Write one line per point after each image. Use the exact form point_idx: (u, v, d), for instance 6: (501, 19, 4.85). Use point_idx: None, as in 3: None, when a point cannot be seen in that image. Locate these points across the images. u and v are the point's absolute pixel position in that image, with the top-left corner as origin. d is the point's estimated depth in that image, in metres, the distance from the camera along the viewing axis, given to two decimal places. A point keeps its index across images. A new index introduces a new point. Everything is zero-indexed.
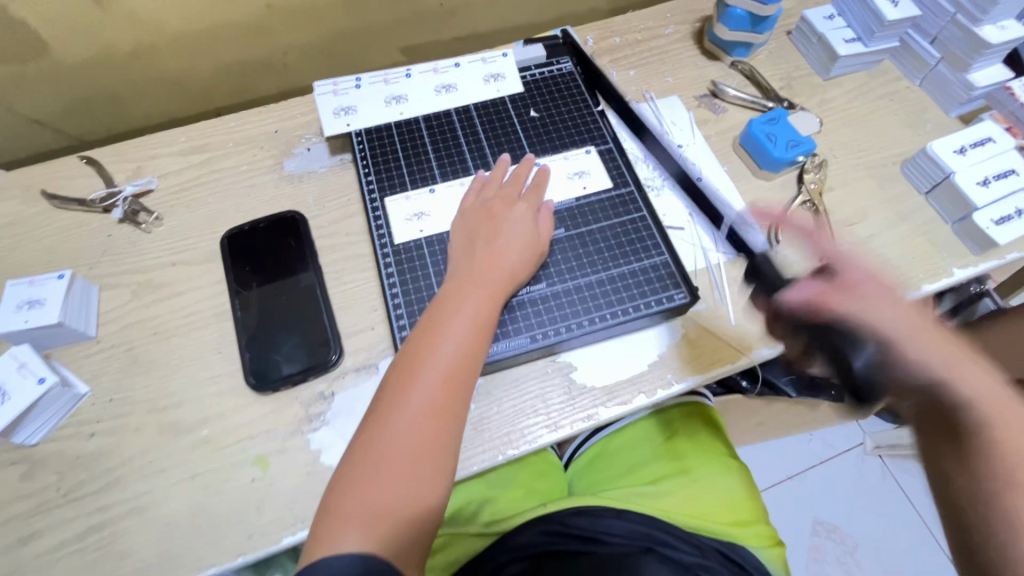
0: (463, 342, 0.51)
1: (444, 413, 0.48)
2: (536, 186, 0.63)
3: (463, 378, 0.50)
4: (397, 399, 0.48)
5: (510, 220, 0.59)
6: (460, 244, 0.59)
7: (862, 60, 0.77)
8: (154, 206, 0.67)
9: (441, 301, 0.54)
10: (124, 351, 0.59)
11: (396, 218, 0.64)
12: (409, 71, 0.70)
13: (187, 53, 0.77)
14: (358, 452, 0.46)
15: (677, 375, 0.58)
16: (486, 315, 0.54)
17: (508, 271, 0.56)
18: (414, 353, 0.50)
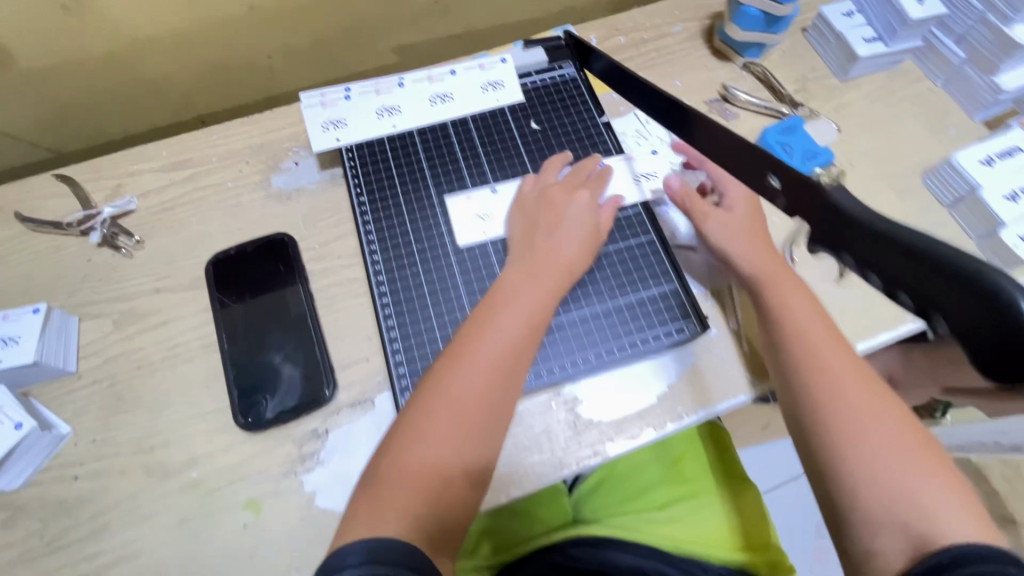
0: (518, 334, 0.51)
1: (492, 403, 0.48)
2: (600, 178, 0.62)
3: (516, 369, 0.50)
4: (454, 381, 0.48)
5: (571, 207, 0.58)
6: (520, 231, 0.58)
7: (883, 61, 0.73)
8: (135, 228, 0.64)
9: (502, 289, 0.54)
10: (107, 387, 0.56)
11: (460, 218, 0.62)
12: (401, 80, 0.65)
13: (166, 58, 0.72)
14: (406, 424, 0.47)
15: (686, 408, 0.56)
16: (545, 310, 0.53)
17: (567, 264, 0.55)
18: (472, 335, 0.51)
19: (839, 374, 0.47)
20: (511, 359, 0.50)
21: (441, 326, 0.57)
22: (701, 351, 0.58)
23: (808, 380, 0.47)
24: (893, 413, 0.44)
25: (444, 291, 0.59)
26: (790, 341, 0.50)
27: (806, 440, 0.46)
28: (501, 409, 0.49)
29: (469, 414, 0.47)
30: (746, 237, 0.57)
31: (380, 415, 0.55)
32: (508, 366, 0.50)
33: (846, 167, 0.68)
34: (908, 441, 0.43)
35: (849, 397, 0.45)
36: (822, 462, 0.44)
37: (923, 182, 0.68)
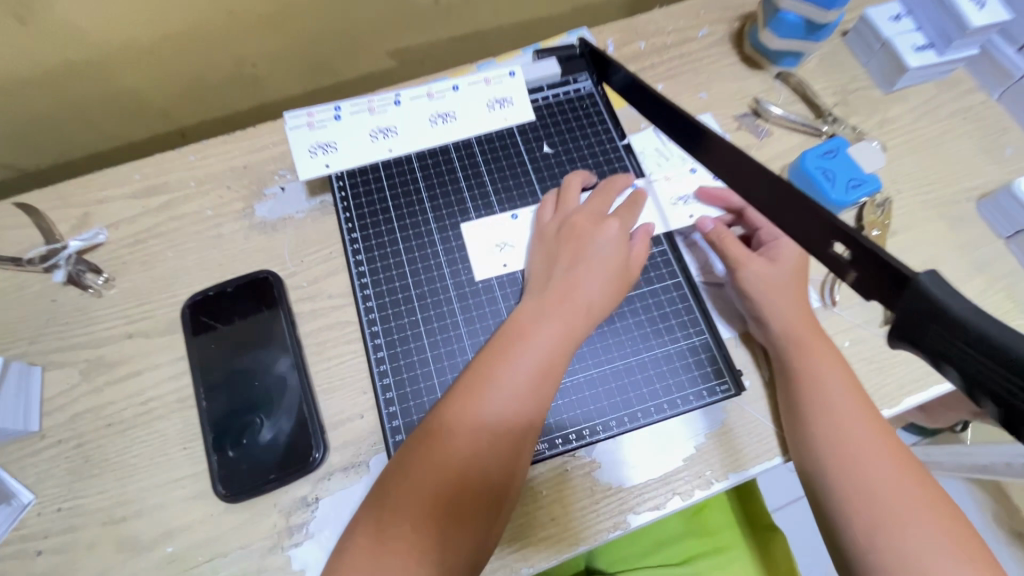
0: (529, 391, 0.44)
1: (493, 470, 0.42)
2: (629, 205, 0.54)
3: (523, 431, 0.44)
4: (452, 442, 0.42)
5: (595, 239, 0.50)
6: (537, 265, 0.52)
7: (933, 71, 0.65)
8: (104, 264, 0.58)
9: (511, 333, 0.47)
10: (73, 448, 0.51)
11: (478, 250, 0.55)
12: (398, 97, 0.58)
13: (136, 69, 0.65)
14: (395, 486, 0.42)
15: (717, 473, 0.50)
16: (561, 362, 0.46)
17: (587, 306, 0.48)
18: (476, 386, 0.44)
19: (859, 442, 0.46)
20: (518, 421, 0.43)
21: (443, 385, 0.51)
22: (734, 409, 0.52)
23: (828, 450, 0.46)
24: (904, 469, 0.44)
25: (446, 345, 0.52)
26: (811, 406, 0.48)
27: (826, 512, 0.45)
28: (500, 480, 0.42)
29: (466, 482, 0.41)
30: (784, 292, 0.52)
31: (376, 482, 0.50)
32: (515, 430, 0.43)
33: (892, 193, 0.62)
34: (932, 513, 0.42)
35: (863, 458, 0.45)
36: (831, 518, 0.45)
37: (977, 210, 0.61)
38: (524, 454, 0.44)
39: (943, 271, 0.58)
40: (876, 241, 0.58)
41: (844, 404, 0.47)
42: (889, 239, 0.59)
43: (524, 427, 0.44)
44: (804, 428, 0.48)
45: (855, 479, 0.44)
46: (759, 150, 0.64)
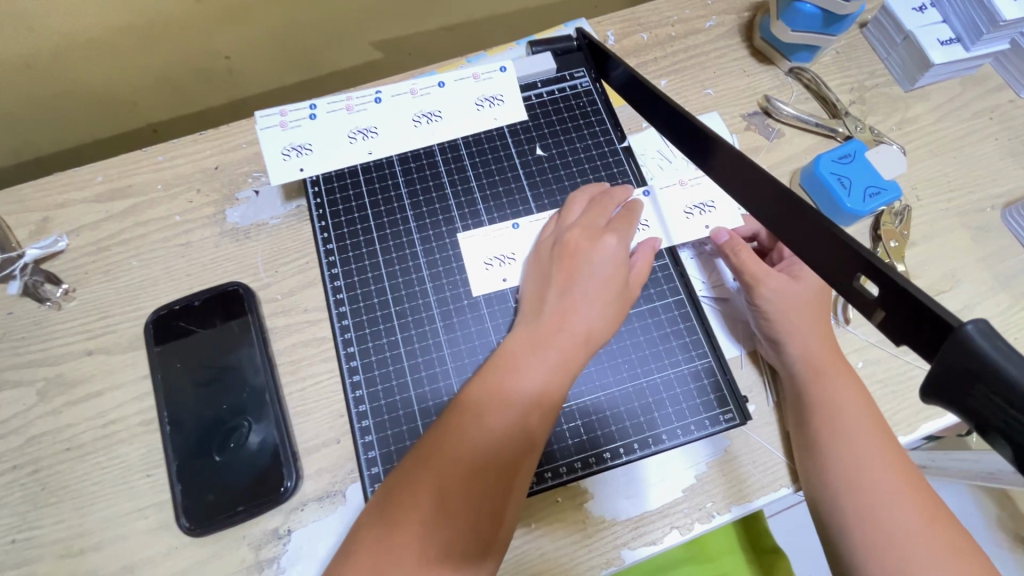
0: (518, 428, 0.41)
1: (483, 514, 0.38)
2: (627, 216, 0.50)
3: (513, 470, 0.40)
4: (436, 484, 0.38)
5: (591, 258, 0.46)
6: (530, 287, 0.48)
7: (958, 67, 0.60)
8: (64, 274, 0.54)
9: (501, 365, 0.43)
10: (30, 475, 0.47)
11: (472, 263, 0.51)
12: (379, 94, 0.54)
13: (100, 61, 0.60)
14: (371, 535, 0.37)
15: (718, 505, 0.46)
16: (556, 393, 0.42)
17: (584, 333, 0.44)
18: (462, 421, 0.40)
19: (875, 480, 0.42)
20: (508, 459, 0.40)
21: (424, 412, 0.47)
22: (738, 437, 0.48)
23: (843, 489, 0.43)
24: (920, 504, 0.42)
25: (428, 368, 0.49)
26: (827, 441, 0.44)
27: (841, 557, 0.42)
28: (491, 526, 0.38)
29: (453, 529, 0.37)
30: (799, 315, 0.48)
31: (352, 513, 0.46)
32: (505, 469, 0.39)
33: (911, 200, 0.57)
34: (956, 559, 0.39)
35: (877, 492, 0.42)
36: (844, 557, 0.42)
37: (1002, 218, 0.57)
38: (515, 496, 0.40)
39: (965, 285, 0.54)
40: (894, 253, 0.54)
41: (859, 439, 0.44)
42: (907, 250, 0.55)
43: (515, 465, 0.40)
44: (817, 465, 0.44)
45: (872, 523, 0.41)
46: (768, 152, 0.59)
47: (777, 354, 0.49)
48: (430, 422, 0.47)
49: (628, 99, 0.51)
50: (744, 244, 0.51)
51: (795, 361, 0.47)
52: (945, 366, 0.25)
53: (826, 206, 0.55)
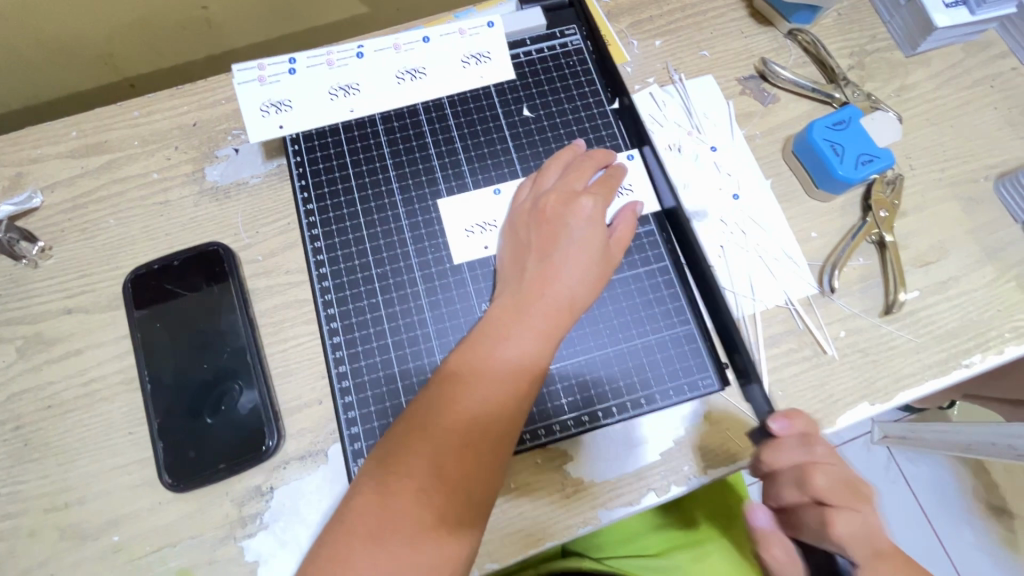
0: (497, 395, 0.41)
1: (475, 481, 0.39)
2: (607, 181, 0.49)
3: (502, 436, 0.40)
4: (422, 452, 0.39)
5: (570, 223, 0.46)
6: (508, 254, 0.47)
7: (961, 32, 0.58)
8: (40, 232, 0.53)
9: (480, 335, 0.43)
10: (12, 431, 0.47)
11: (454, 228, 0.50)
12: (360, 48, 0.52)
13: (71, 9, 0.58)
14: (362, 505, 0.38)
15: (696, 469, 0.47)
16: (538, 357, 0.42)
17: (565, 298, 0.44)
18: (447, 393, 0.41)
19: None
20: (491, 424, 0.40)
21: (405, 374, 0.47)
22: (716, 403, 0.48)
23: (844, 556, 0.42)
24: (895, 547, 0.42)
25: (409, 331, 0.48)
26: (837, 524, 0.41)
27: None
28: (484, 490, 0.39)
29: (447, 497, 0.38)
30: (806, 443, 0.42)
31: (334, 472, 0.47)
32: (488, 435, 0.40)
33: (904, 169, 0.56)
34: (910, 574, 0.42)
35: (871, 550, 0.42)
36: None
37: (995, 189, 0.56)
38: (498, 459, 0.40)
39: (953, 256, 0.54)
40: (884, 222, 0.53)
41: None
42: (897, 220, 0.54)
43: (498, 430, 0.40)
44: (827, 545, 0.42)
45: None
46: (762, 118, 0.58)
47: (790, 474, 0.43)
48: (410, 382, 0.47)
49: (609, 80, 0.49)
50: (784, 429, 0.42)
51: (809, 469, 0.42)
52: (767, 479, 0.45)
53: (817, 174, 0.54)
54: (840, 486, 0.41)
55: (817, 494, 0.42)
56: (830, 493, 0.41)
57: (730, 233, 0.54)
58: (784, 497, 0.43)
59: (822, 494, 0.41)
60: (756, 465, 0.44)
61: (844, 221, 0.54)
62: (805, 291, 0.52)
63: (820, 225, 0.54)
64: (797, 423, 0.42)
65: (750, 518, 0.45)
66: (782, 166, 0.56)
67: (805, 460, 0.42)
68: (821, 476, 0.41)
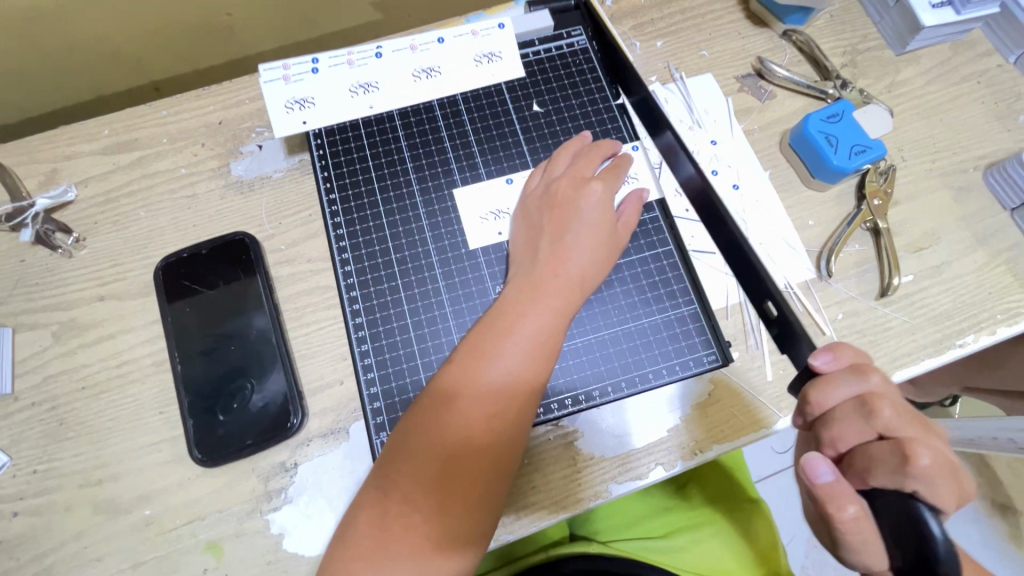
0: (515, 368, 0.43)
1: (496, 451, 0.41)
2: (614, 168, 0.51)
3: (518, 409, 0.42)
4: (445, 422, 0.41)
5: (580, 207, 0.48)
6: (521, 239, 0.50)
7: (949, 30, 0.62)
8: (74, 224, 0.55)
9: (497, 313, 0.46)
10: (48, 411, 0.50)
11: (469, 215, 0.53)
12: (379, 49, 0.55)
13: (104, 16, 0.61)
14: (389, 474, 0.41)
15: (699, 445, 0.49)
16: (551, 334, 0.45)
17: (576, 278, 0.46)
18: (466, 369, 0.43)
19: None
20: (510, 395, 0.42)
21: (423, 353, 0.50)
22: (721, 381, 0.50)
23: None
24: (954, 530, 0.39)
25: (427, 312, 0.51)
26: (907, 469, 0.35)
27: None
28: (506, 459, 0.42)
29: (470, 466, 0.41)
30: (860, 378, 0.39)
31: (355, 448, 0.49)
32: (506, 405, 0.42)
33: (896, 160, 0.59)
34: None
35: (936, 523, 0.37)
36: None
37: (984, 179, 0.58)
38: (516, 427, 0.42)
39: (945, 242, 0.56)
40: (878, 209, 0.56)
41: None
42: (890, 208, 0.57)
43: (515, 401, 0.43)
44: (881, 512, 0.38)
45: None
46: (760, 113, 0.61)
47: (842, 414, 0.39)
48: (428, 361, 0.49)
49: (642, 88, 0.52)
50: (841, 363, 0.40)
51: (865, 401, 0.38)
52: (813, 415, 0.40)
53: (812, 164, 0.57)
54: (907, 419, 0.38)
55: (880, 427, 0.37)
56: (893, 425, 0.37)
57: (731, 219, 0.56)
58: (847, 436, 0.38)
59: (889, 428, 0.37)
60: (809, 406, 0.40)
61: (839, 210, 0.57)
62: (803, 276, 0.55)
63: (816, 213, 0.57)
64: (846, 356, 0.40)
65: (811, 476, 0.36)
66: (779, 158, 0.59)
67: (862, 392, 0.38)
68: (884, 406, 0.38)
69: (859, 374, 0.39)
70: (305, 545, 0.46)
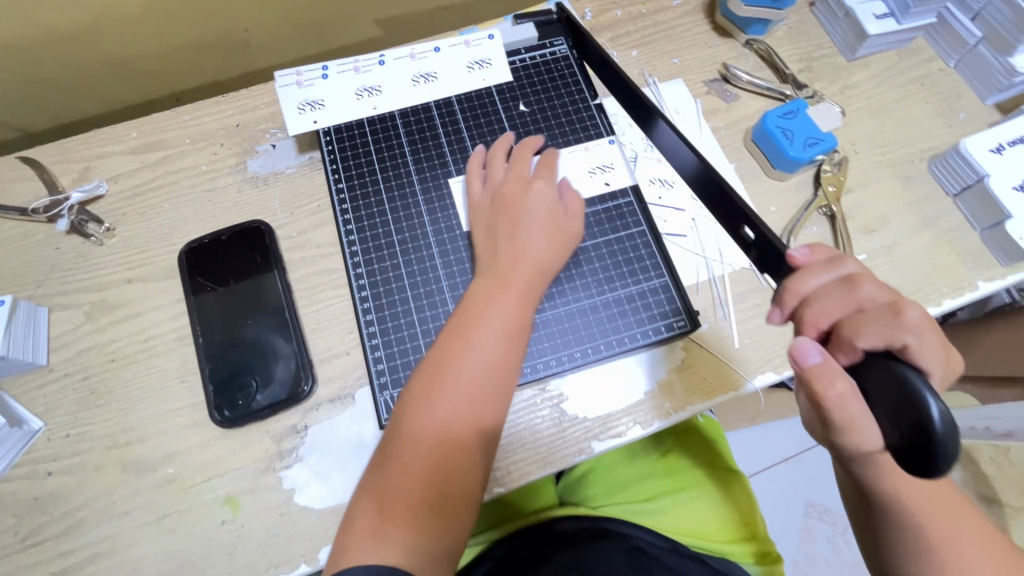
0: (480, 344, 0.48)
1: (468, 420, 0.46)
2: (549, 162, 0.58)
3: (490, 383, 0.47)
4: (419, 400, 0.46)
5: (532, 204, 0.54)
6: (483, 237, 0.55)
7: (893, 38, 0.69)
8: (105, 215, 0.61)
9: (463, 301, 0.51)
10: (79, 381, 0.55)
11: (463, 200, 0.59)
12: (382, 57, 0.62)
13: (134, 30, 0.68)
14: (384, 454, 0.46)
15: (675, 405, 0.54)
16: (513, 314, 0.49)
17: (533, 264, 0.52)
18: (435, 353, 0.48)
19: (932, 501, 0.49)
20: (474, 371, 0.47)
21: (422, 321, 0.55)
22: (691, 346, 0.56)
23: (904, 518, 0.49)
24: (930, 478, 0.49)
25: (425, 286, 0.56)
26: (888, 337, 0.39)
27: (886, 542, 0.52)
28: (478, 426, 0.46)
29: (450, 437, 0.45)
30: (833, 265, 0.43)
31: (361, 411, 0.54)
32: (472, 378, 0.47)
33: (849, 153, 0.65)
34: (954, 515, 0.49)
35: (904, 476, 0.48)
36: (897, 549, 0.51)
37: (929, 169, 0.65)
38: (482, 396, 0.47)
39: (894, 225, 0.62)
40: (832, 197, 0.62)
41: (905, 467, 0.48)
42: (844, 195, 0.63)
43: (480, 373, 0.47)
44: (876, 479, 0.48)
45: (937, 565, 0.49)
46: (725, 113, 0.67)
47: (827, 295, 0.41)
48: (427, 328, 0.55)
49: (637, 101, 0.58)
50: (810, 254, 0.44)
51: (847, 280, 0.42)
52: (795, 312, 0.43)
53: (772, 156, 0.63)
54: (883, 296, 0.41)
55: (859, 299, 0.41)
56: (871, 301, 0.41)
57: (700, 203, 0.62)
58: (829, 311, 0.41)
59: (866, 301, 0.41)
60: (789, 297, 0.43)
61: (798, 196, 0.63)
62: None
63: (778, 200, 0.63)
64: (820, 254, 0.45)
65: (801, 358, 0.39)
66: (743, 152, 0.65)
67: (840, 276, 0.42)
68: (861, 283, 0.42)
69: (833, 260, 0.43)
70: (315, 498, 0.50)
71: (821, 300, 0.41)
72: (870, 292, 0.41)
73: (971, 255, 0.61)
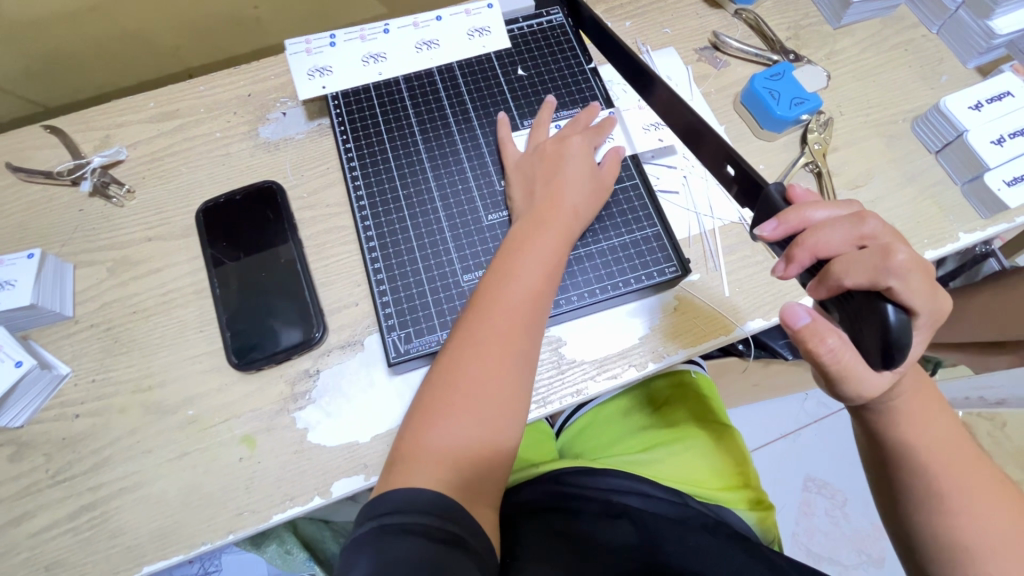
0: (530, 283, 0.51)
1: (511, 354, 0.48)
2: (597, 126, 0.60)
3: (535, 321, 0.50)
4: (471, 331, 0.49)
5: (570, 159, 0.57)
6: (523, 187, 0.59)
7: (876, 6, 0.71)
8: (125, 178, 0.64)
9: (510, 242, 0.54)
10: (104, 331, 0.58)
11: (465, 158, 0.62)
12: (387, 26, 0.65)
13: (151, 6, 0.71)
14: (433, 381, 0.48)
15: (667, 348, 0.57)
16: (559, 259, 0.53)
17: (573, 213, 0.55)
18: (488, 288, 0.51)
19: (950, 454, 0.49)
20: (524, 307, 0.50)
21: (427, 269, 0.58)
22: (680, 293, 0.59)
23: (922, 472, 0.49)
24: (944, 428, 0.50)
25: (430, 237, 0.59)
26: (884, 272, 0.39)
27: (900, 500, 0.51)
28: (523, 360, 0.49)
29: (497, 368, 0.48)
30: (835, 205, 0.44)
31: (369, 356, 0.57)
32: (522, 313, 0.50)
33: (835, 115, 0.68)
34: (968, 468, 0.49)
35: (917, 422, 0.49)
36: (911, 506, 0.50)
37: (912, 128, 0.67)
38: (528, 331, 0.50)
39: (878, 181, 0.65)
40: (818, 154, 0.65)
41: (918, 416, 0.49)
42: (830, 154, 0.66)
43: (528, 310, 0.50)
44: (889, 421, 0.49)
45: (951, 522, 0.48)
46: (716, 79, 0.70)
47: (829, 226, 0.42)
48: (432, 275, 0.58)
49: (629, 61, 0.60)
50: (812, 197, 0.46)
51: (853, 215, 0.43)
52: (797, 232, 0.44)
53: (760, 116, 0.66)
54: (890, 232, 0.42)
55: (862, 232, 0.42)
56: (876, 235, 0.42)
57: (690, 160, 0.65)
58: (830, 239, 0.41)
59: (870, 235, 0.42)
60: (793, 215, 0.43)
61: (785, 155, 0.66)
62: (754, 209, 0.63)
63: (767, 158, 0.66)
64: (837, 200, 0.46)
65: (792, 321, 0.42)
66: (732, 115, 0.68)
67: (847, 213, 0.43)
68: (868, 221, 0.42)
69: (835, 205, 0.44)
70: (324, 437, 0.53)
71: (822, 227, 0.42)
72: (873, 227, 0.42)
73: (953, 209, 0.63)
